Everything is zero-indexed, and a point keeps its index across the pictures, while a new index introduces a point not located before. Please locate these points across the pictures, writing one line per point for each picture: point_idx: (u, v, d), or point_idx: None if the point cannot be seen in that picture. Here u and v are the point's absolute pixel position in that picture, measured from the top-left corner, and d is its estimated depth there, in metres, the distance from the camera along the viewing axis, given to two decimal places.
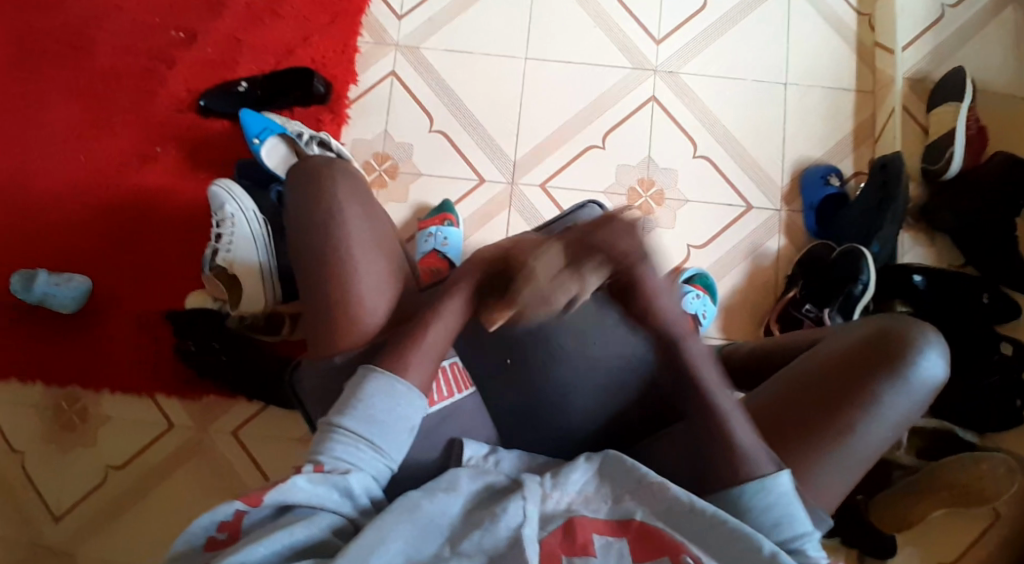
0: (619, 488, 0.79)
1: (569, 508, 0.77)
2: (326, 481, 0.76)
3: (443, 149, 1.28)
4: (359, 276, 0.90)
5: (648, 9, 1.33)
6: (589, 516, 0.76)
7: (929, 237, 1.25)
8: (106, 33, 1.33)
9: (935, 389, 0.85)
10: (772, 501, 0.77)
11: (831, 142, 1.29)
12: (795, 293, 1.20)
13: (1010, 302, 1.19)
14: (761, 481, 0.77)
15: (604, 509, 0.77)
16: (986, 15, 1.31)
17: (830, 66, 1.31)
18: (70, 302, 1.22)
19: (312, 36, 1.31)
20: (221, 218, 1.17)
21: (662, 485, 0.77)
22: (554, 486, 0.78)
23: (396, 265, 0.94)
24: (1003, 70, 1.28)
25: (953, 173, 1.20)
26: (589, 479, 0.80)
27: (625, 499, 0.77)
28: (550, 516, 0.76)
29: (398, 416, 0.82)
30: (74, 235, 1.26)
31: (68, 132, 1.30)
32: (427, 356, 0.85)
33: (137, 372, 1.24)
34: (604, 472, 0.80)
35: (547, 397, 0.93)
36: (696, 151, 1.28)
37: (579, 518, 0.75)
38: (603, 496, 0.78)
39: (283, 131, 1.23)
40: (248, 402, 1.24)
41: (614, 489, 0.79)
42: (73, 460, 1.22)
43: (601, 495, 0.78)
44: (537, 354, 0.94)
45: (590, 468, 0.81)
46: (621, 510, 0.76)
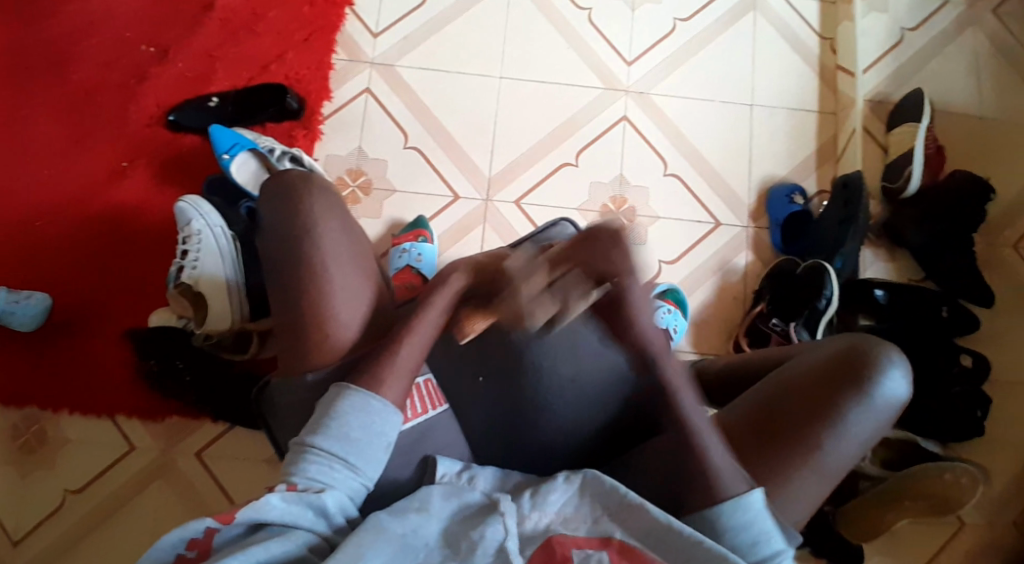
0: (598, 506, 0.79)
1: (548, 528, 0.76)
2: (299, 500, 0.74)
3: (418, 165, 1.28)
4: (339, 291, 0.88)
5: (620, 31, 1.36)
6: (567, 534, 0.76)
7: (890, 251, 1.30)
8: (72, 46, 1.30)
9: (899, 406, 0.87)
10: (751, 518, 0.78)
11: (796, 161, 1.33)
12: (763, 307, 1.22)
13: (968, 315, 1.23)
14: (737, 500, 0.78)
15: (582, 529, 0.77)
16: (940, 41, 1.37)
17: (794, 88, 1.35)
18: (27, 320, 1.18)
19: (286, 53, 1.31)
20: (187, 234, 1.15)
21: (641, 505, 0.77)
22: (532, 507, 0.78)
23: (375, 279, 0.94)
24: (957, 94, 1.34)
25: (913, 191, 1.25)
26: (568, 499, 0.79)
27: (603, 519, 0.78)
28: (529, 535, 0.76)
29: (373, 432, 0.81)
30: (35, 251, 1.23)
31: (31, 145, 1.26)
32: (403, 371, 0.84)
33: (99, 391, 1.20)
34: (584, 490, 0.80)
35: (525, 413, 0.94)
36: (667, 170, 1.31)
37: (557, 537, 0.75)
38: (582, 516, 0.78)
39: (254, 146, 1.22)
40: (215, 423, 1.21)
41: (594, 505, 0.79)
42: (30, 483, 1.17)
43: (578, 513, 0.78)
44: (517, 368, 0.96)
45: (570, 487, 0.80)
46: (600, 531, 0.77)
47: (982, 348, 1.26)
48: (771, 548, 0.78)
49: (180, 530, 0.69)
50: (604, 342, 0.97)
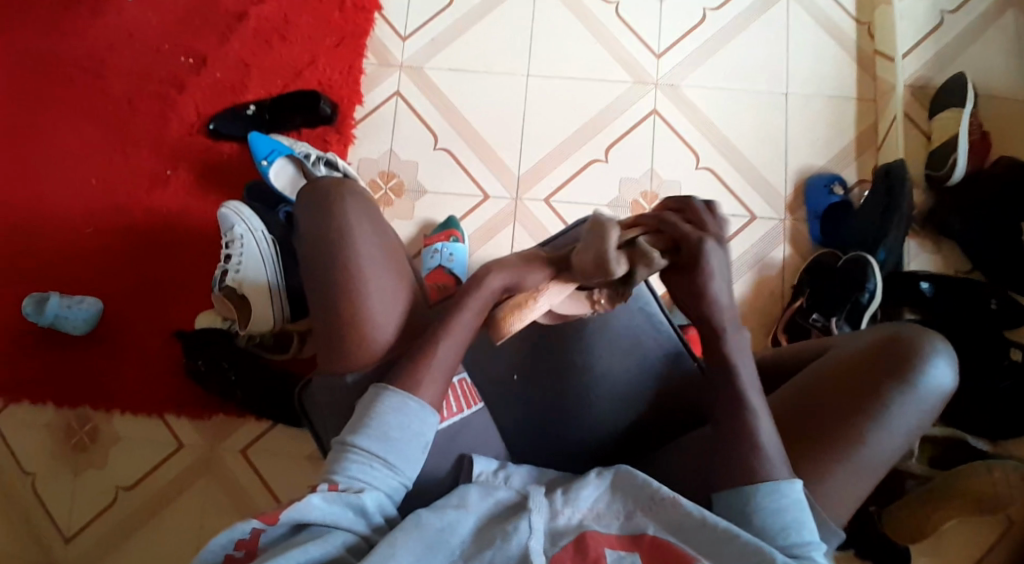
0: (630, 501, 0.79)
1: (581, 523, 0.77)
2: (340, 500, 0.76)
3: (448, 166, 1.29)
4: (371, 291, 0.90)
5: (648, 24, 1.34)
6: (600, 530, 0.76)
7: (935, 243, 1.25)
8: (117, 60, 1.35)
9: (945, 396, 0.85)
10: (785, 505, 0.76)
11: (834, 151, 1.29)
12: (802, 302, 1.20)
13: (1019, 308, 1.18)
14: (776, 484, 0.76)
15: (614, 525, 0.77)
16: (985, 21, 1.31)
17: (831, 75, 1.32)
18: (81, 324, 1.23)
19: (318, 59, 1.33)
20: (229, 239, 1.19)
21: (675, 499, 0.77)
22: (565, 503, 0.79)
23: (404, 278, 0.95)
24: (1003, 75, 1.29)
25: (959, 178, 1.20)
26: (599, 495, 0.80)
27: (636, 514, 0.78)
28: (561, 531, 0.76)
29: (412, 432, 0.82)
30: (87, 258, 1.28)
31: (81, 157, 1.32)
32: (440, 373, 0.85)
33: (149, 391, 1.25)
34: (615, 486, 0.81)
35: (555, 412, 0.95)
36: (700, 163, 1.29)
37: (591, 532, 0.75)
38: (614, 512, 0.79)
39: (291, 152, 1.25)
40: (258, 420, 1.25)
41: (626, 503, 0.79)
42: (83, 480, 1.23)
43: (610, 511, 0.79)
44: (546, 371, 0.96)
45: (601, 483, 0.81)
46: (632, 526, 0.77)
47: None
48: (807, 535, 0.76)
49: (229, 533, 0.70)
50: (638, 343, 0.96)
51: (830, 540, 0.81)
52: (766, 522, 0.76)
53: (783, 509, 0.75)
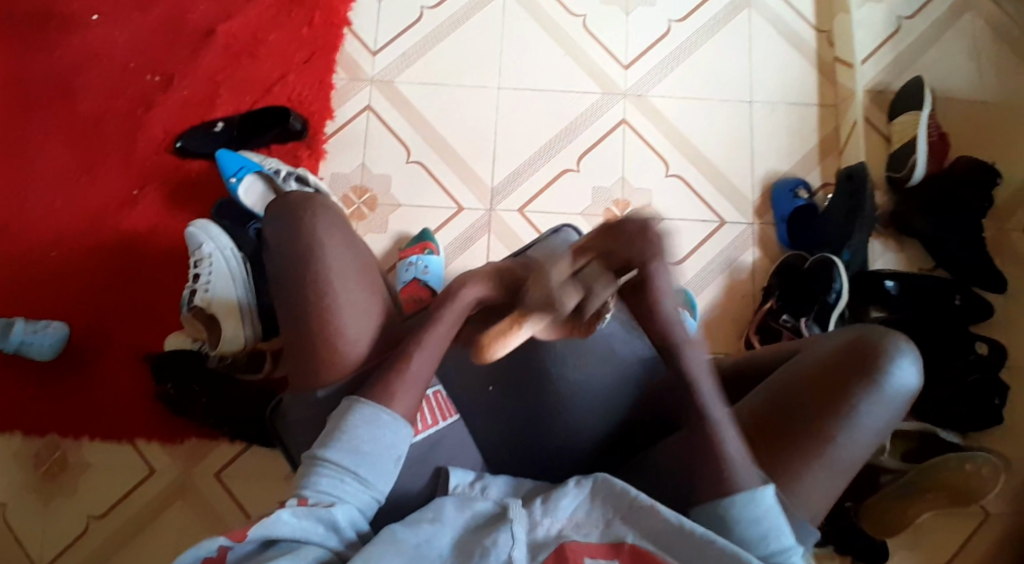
0: (609, 510, 0.78)
1: (560, 534, 0.76)
2: (310, 514, 0.74)
3: (421, 179, 1.29)
4: (342, 306, 0.89)
5: (616, 36, 1.36)
6: (580, 541, 0.76)
7: (899, 243, 1.29)
8: (80, 79, 1.33)
9: (908, 395, 0.87)
10: (762, 513, 0.78)
11: (799, 156, 1.32)
12: (772, 304, 1.22)
13: (980, 302, 1.22)
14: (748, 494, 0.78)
15: (594, 534, 0.77)
16: (938, 28, 1.36)
17: (793, 83, 1.35)
18: (47, 348, 1.20)
19: (288, 75, 1.33)
20: (198, 258, 1.17)
21: (655, 506, 0.76)
22: (544, 513, 0.78)
23: (376, 292, 0.94)
24: (958, 80, 1.33)
25: (919, 178, 1.24)
26: (580, 504, 0.79)
27: (615, 523, 0.77)
28: (541, 543, 0.76)
29: (384, 444, 0.82)
30: (53, 281, 1.25)
31: (43, 178, 1.29)
32: (415, 383, 0.85)
33: (121, 415, 1.22)
34: (595, 495, 0.79)
35: (538, 418, 0.95)
36: (670, 170, 1.31)
37: (570, 543, 0.75)
38: (594, 521, 0.78)
39: (260, 168, 1.23)
40: (231, 443, 1.23)
41: (605, 510, 0.78)
42: (54, 510, 1.19)
43: (590, 520, 0.78)
44: (526, 379, 0.97)
45: (581, 492, 0.79)
46: (612, 534, 0.77)
47: (1000, 334, 1.25)
48: (784, 541, 0.78)
49: (195, 549, 0.70)
50: (612, 351, 0.98)
51: (807, 539, 0.85)
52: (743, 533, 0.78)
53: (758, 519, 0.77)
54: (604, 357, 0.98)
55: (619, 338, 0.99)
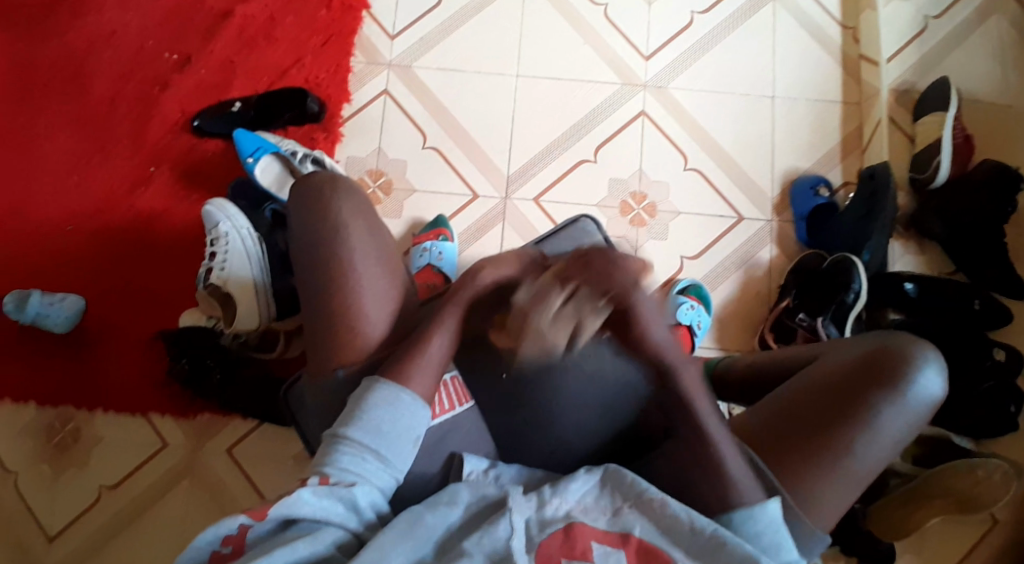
0: (618, 498, 0.79)
1: (569, 515, 0.76)
2: (331, 494, 0.74)
3: (437, 165, 1.29)
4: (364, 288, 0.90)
5: (636, 27, 1.35)
6: (588, 523, 0.75)
7: (918, 245, 1.27)
8: (99, 55, 1.33)
9: (930, 407, 0.86)
10: (762, 528, 0.79)
11: (820, 154, 1.30)
12: (789, 302, 1.21)
13: (999, 308, 1.21)
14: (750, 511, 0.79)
15: (602, 520, 0.77)
16: (967, 27, 1.34)
17: (815, 79, 1.33)
18: (62, 322, 1.21)
19: (306, 57, 1.32)
20: (215, 236, 1.17)
21: (662, 500, 0.77)
22: (553, 494, 0.77)
23: (396, 276, 0.95)
24: (984, 80, 1.31)
25: (942, 179, 1.22)
26: (589, 489, 0.79)
27: (624, 511, 0.77)
28: (548, 521, 0.75)
29: (403, 425, 0.81)
30: (68, 257, 1.26)
31: (61, 154, 1.29)
32: (430, 366, 0.85)
33: (132, 392, 1.23)
34: (604, 482, 0.80)
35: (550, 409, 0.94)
36: (688, 164, 1.30)
37: (578, 524, 0.74)
38: (601, 508, 0.78)
39: (277, 149, 1.23)
40: (243, 421, 1.23)
41: (615, 498, 0.79)
42: (65, 482, 1.20)
43: (601, 506, 0.78)
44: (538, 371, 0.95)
45: (591, 477, 0.80)
46: (619, 523, 0.76)
47: (1018, 340, 1.23)
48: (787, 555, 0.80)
49: (215, 528, 0.70)
50: None
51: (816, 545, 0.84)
52: (749, 530, 0.79)
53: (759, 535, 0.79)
54: None
55: None
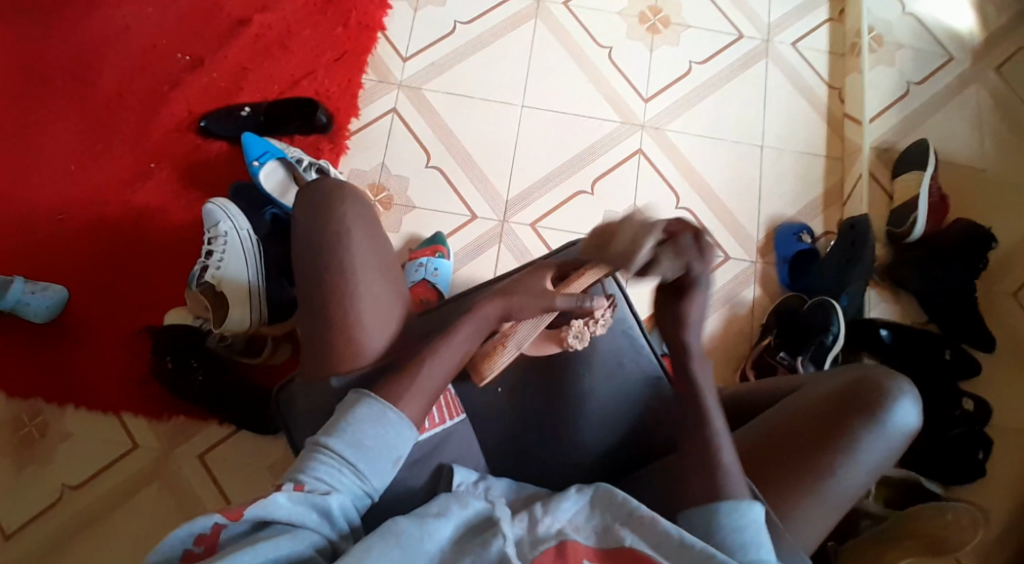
0: (609, 517, 0.74)
1: (561, 531, 0.73)
2: (306, 500, 0.70)
3: (440, 185, 1.31)
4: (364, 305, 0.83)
5: (638, 70, 1.42)
6: (580, 541, 0.72)
7: (894, 294, 1.33)
8: (109, 50, 1.35)
9: (908, 439, 0.87)
10: (745, 524, 0.75)
11: (803, 203, 1.37)
12: (771, 341, 1.24)
13: (969, 360, 1.26)
14: (733, 502, 0.76)
15: (593, 539, 0.73)
16: (946, 94, 1.43)
17: (803, 133, 1.41)
18: (42, 311, 1.18)
19: (319, 71, 1.36)
20: (213, 235, 1.16)
21: (653, 518, 0.73)
22: (544, 512, 0.75)
23: (399, 293, 0.89)
24: (960, 146, 1.40)
25: (917, 235, 1.29)
26: (579, 509, 0.75)
27: (616, 529, 0.73)
28: (540, 538, 0.72)
29: (387, 443, 0.76)
30: (58, 245, 1.24)
31: (59, 143, 1.29)
32: (425, 392, 0.79)
33: (108, 384, 1.20)
34: (596, 502, 0.76)
35: (540, 431, 0.91)
36: (679, 203, 1.35)
37: (570, 542, 0.72)
38: (592, 527, 0.74)
39: (283, 155, 1.24)
40: (219, 426, 1.20)
41: (604, 517, 0.75)
42: (26, 478, 1.16)
43: (590, 525, 0.74)
44: (536, 389, 0.93)
45: (581, 498, 0.76)
46: (611, 540, 0.73)
47: (986, 391, 1.28)
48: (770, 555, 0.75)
49: (187, 525, 0.65)
50: (619, 365, 0.93)
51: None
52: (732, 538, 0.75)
53: (744, 527, 0.75)
54: (610, 373, 0.92)
55: (628, 353, 0.93)
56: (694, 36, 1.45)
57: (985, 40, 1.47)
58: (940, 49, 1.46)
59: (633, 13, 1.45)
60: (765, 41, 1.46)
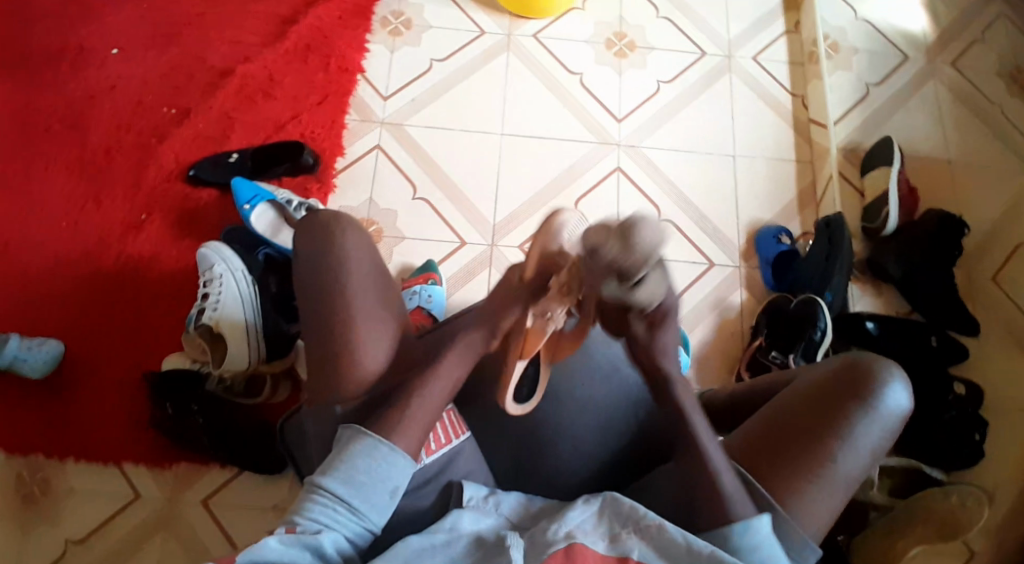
0: (616, 524, 0.75)
1: (570, 536, 0.72)
2: (296, 542, 0.70)
3: (426, 215, 1.34)
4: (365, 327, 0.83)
5: (609, 91, 1.47)
6: (588, 546, 0.72)
7: (876, 288, 1.36)
8: (95, 110, 1.38)
9: (903, 419, 0.86)
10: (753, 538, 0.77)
11: (780, 207, 1.41)
12: (761, 341, 1.27)
13: (956, 345, 1.29)
14: (740, 519, 0.77)
15: (601, 543, 0.73)
16: (904, 95, 1.50)
17: (772, 141, 1.46)
18: (39, 367, 1.19)
19: (302, 115, 1.40)
20: (209, 277, 1.18)
21: (659, 526, 0.73)
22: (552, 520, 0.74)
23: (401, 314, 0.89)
24: (923, 141, 1.46)
25: (891, 228, 1.33)
26: (588, 516, 0.75)
27: (623, 536, 0.74)
28: (550, 543, 0.72)
29: (382, 479, 0.76)
30: (53, 301, 1.25)
31: (48, 202, 1.31)
32: (431, 402, 0.81)
33: (109, 435, 1.19)
34: (603, 510, 0.76)
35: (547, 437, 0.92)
36: (660, 215, 1.39)
37: (579, 545, 0.71)
38: (600, 532, 0.74)
39: (273, 198, 1.28)
40: (223, 469, 1.20)
41: (612, 525, 0.75)
42: (29, 538, 1.14)
43: (597, 531, 0.74)
44: None
45: (590, 507, 0.76)
46: (619, 548, 0.73)
47: (976, 374, 1.31)
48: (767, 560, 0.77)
49: None
50: (614, 370, 0.95)
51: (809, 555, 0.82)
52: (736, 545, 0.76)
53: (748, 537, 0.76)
54: (606, 377, 0.94)
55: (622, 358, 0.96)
56: (659, 57, 1.51)
57: (934, 42, 1.55)
58: (894, 52, 1.54)
59: (600, 40, 1.51)
60: (728, 57, 1.53)
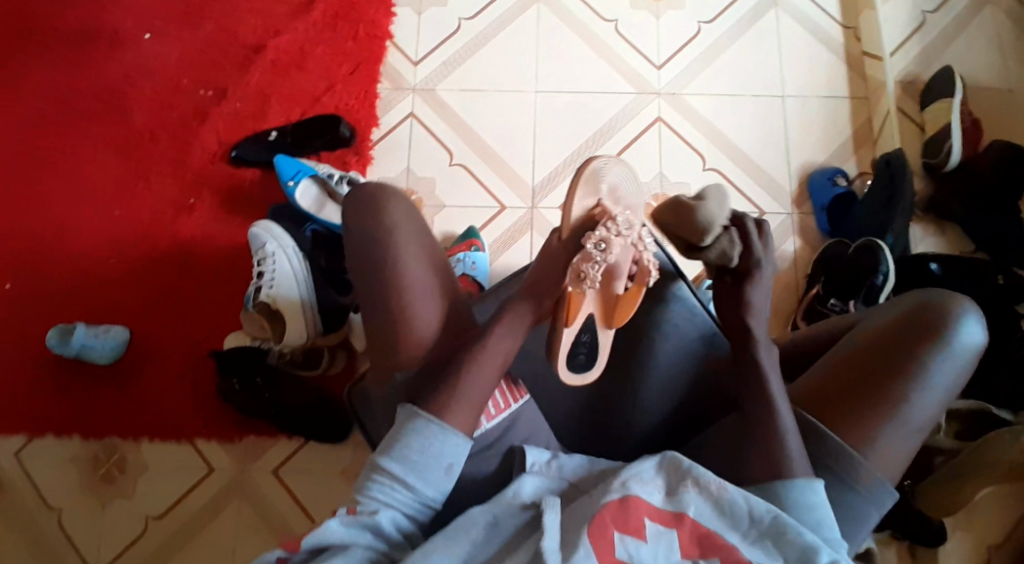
0: (675, 476, 0.73)
1: (625, 483, 0.72)
2: (357, 521, 0.72)
3: (465, 181, 1.33)
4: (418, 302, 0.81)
5: (645, 39, 1.41)
6: (643, 496, 0.71)
7: (938, 228, 1.30)
8: (135, 96, 1.40)
9: (978, 354, 0.82)
10: (815, 501, 0.74)
11: (833, 147, 1.35)
12: (818, 290, 1.22)
13: None
14: (802, 481, 0.74)
15: (657, 495, 0.72)
16: (963, 19, 1.40)
17: (823, 77, 1.39)
18: (107, 353, 1.24)
19: (335, 86, 1.38)
20: (262, 257, 1.19)
21: (720, 485, 0.71)
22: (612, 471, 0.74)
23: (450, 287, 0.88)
24: (984, 69, 1.37)
25: (955, 163, 1.26)
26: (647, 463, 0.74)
27: (681, 489, 0.72)
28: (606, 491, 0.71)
29: (436, 456, 0.76)
30: (113, 287, 1.29)
31: (100, 190, 1.34)
32: (487, 375, 0.80)
33: (178, 413, 1.24)
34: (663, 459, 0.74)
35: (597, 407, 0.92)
36: (707, 164, 1.34)
37: (633, 496, 0.70)
38: (657, 483, 0.73)
39: (315, 172, 1.28)
40: (289, 440, 1.24)
41: (670, 478, 0.73)
42: (111, 512, 1.21)
43: (655, 481, 0.73)
44: None
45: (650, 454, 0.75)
46: (676, 501, 0.71)
47: None
48: (830, 532, 0.74)
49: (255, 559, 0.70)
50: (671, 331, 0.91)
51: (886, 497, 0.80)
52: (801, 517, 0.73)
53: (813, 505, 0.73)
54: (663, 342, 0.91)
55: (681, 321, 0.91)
56: None
57: None
58: None
59: None
60: None
